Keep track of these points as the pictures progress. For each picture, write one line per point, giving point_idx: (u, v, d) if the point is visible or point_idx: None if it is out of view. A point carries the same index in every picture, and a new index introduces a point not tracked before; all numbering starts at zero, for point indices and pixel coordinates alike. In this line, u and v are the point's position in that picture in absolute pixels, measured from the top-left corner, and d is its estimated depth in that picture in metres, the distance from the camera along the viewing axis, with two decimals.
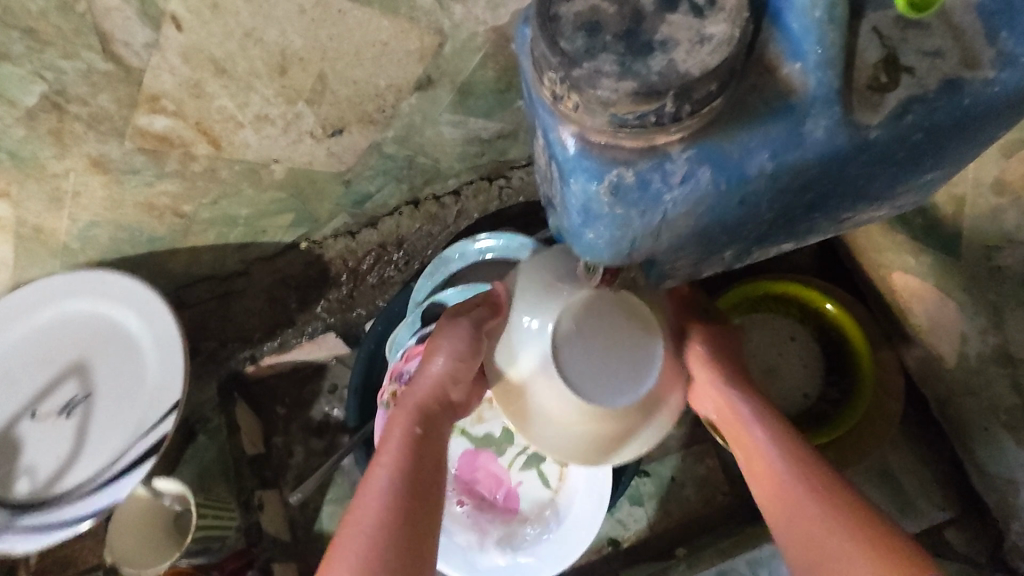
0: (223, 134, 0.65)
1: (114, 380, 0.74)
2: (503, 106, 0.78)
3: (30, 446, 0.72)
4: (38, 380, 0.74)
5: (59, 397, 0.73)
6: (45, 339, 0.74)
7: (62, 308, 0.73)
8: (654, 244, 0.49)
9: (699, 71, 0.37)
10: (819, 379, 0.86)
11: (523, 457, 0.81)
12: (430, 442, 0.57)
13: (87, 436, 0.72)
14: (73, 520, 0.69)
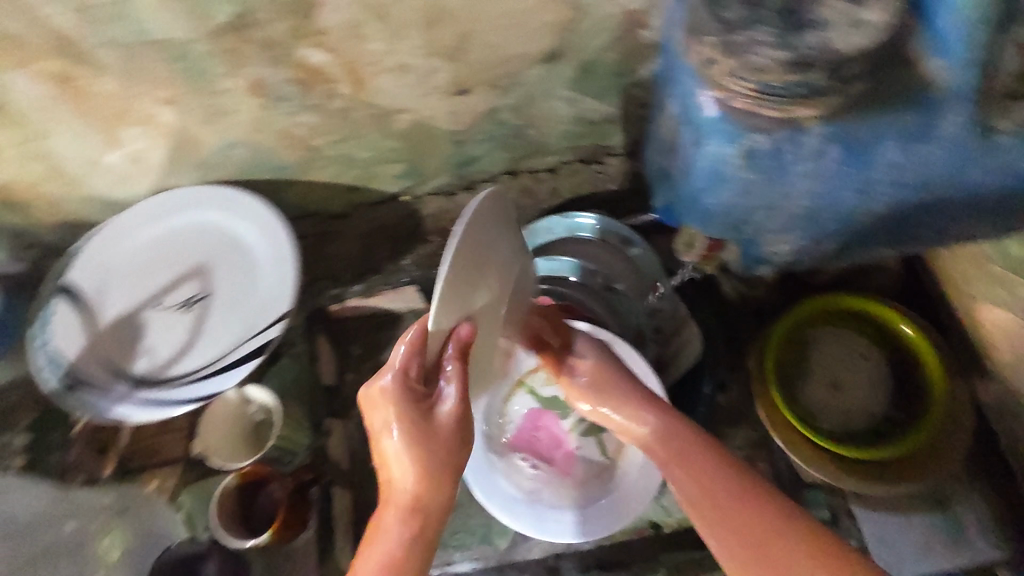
0: (366, 76, 0.72)
1: (230, 285, 0.81)
2: (617, 90, 0.82)
3: (152, 333, 0.80)
4: (168, 278, 0.82)
5: (184, 293, 0.82)
6: (179, 239, 0.83)
7: (198, 217, 0.82)
8: (766, 220, 0.53)
9: (851, 51, 0.40)
10: (887, 401, 0.85)
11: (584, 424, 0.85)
12: (419, 539, 0.55)
13: (202, 331, 0.79)
14: (182, 401, 0.76)
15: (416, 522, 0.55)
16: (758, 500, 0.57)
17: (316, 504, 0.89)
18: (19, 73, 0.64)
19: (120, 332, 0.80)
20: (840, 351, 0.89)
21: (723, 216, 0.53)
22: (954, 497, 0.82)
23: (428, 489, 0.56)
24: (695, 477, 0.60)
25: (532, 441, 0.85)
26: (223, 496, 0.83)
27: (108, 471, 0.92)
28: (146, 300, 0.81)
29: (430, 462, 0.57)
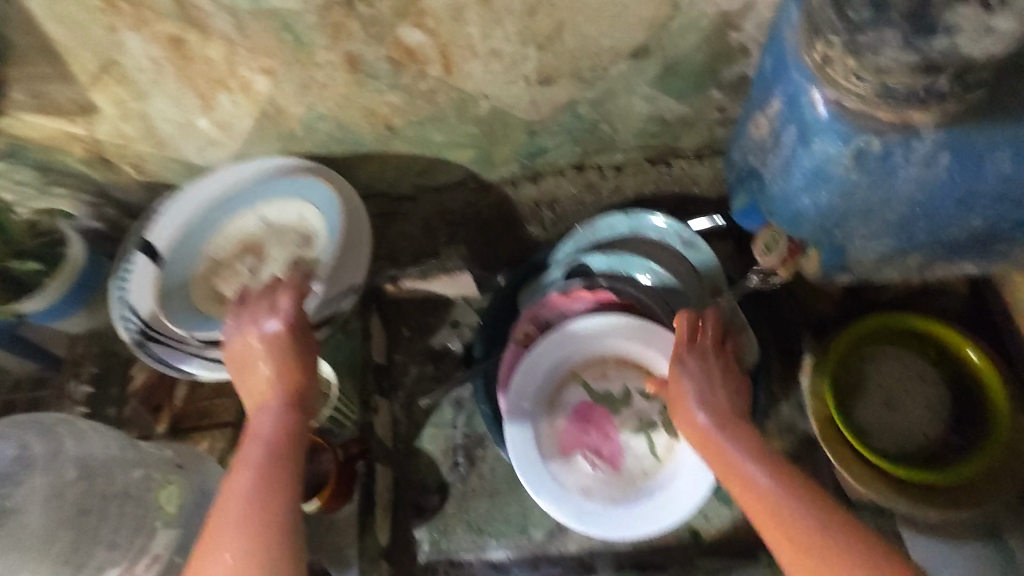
0: (458, 59, 0.73)
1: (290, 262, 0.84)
2: (696, 92, 0.82)
3: (207, 287, 0.85)
4: (223, 235, 0.87)
5: (238, 256, 0.86)
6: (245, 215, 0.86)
7: (261, 188, 0.85)
8: (859, 226, 0.53)
9: (982, 56, 0.40)
10: (943, 425, 0.85)
11: (637, 422, 0.85)
12: (284, 437, 0.63)
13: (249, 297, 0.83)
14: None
15: (295, 412, 0.65)
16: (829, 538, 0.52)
17: (361, 477, 0.91)
18: (135, 33, 0.67)
19: (173, 279, 0.84)
20: (898, 372, 0.88)
21: (816, 219, 0.53)
22: (1006, 528, 0.81)
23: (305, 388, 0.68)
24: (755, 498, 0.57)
25: (580, 435, 0.85)
26: None
27: (161, 428, 0.96)
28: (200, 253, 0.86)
29: (300, 370, 0.68)
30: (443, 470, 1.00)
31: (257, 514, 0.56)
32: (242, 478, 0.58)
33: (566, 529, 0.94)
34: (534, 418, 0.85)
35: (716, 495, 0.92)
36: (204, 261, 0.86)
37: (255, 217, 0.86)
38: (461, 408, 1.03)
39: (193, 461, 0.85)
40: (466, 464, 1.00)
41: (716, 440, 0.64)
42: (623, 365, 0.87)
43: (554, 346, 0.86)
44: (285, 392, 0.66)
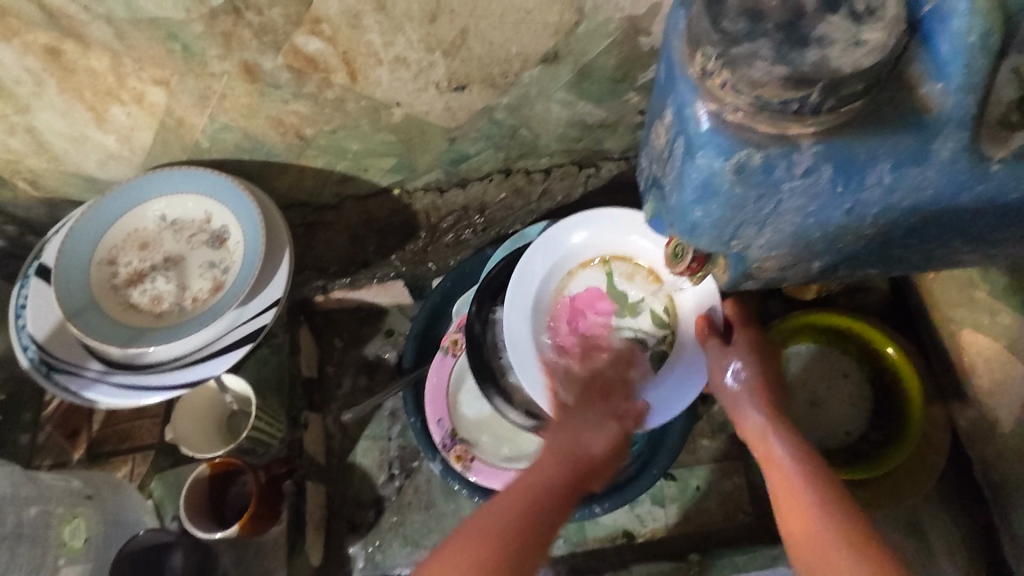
0: (363, 68, 0.71)
1: (202, 275, 0.81)
2: (614, 96, 0.82)
3: (105, 293, 0.79)
4: (116, 235, 0.81)
5: (137, 257, 0.81)
6: (150, 229, 0.82)
7: (164, 187, 0.80)
8: (754, 236, 0.52)
9: (851, 69, 0.39)
10: (864, 420, 0.86)
11: (630, 333, 0.83)
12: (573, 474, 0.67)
13: (161, 304, 0.79)
14: (169, 387, 0.75)
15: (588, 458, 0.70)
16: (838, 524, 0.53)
17: (289, 497, 0.89)
18: (6, 44, 0.63)
19: (70, 284, 0.77)
20: (822, 369, 0.89)
21: (710, 231, 0.52)
22: (928, 520, 0.82)
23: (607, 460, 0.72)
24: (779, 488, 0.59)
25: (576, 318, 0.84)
26: (195, 487, 0.82)
27: (78, 455, 0.92)
28: (94, 255, 0.80)
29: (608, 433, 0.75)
30: (378, 483, 0.97)
31: (524, 515, 0.58)
32: (500, 502, 0.59)
33: None
34: (540, 286, 0.85)
35: (649, 496, 0.92)
36: (98, 263, 0.80)
37: (153, 216, 0.82)
38: (395, 419, 1.00)
39: (108, 487, 0.82)
40: (401, 476, 0.98)
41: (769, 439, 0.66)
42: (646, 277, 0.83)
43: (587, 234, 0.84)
44: (566, 450, 0.70)
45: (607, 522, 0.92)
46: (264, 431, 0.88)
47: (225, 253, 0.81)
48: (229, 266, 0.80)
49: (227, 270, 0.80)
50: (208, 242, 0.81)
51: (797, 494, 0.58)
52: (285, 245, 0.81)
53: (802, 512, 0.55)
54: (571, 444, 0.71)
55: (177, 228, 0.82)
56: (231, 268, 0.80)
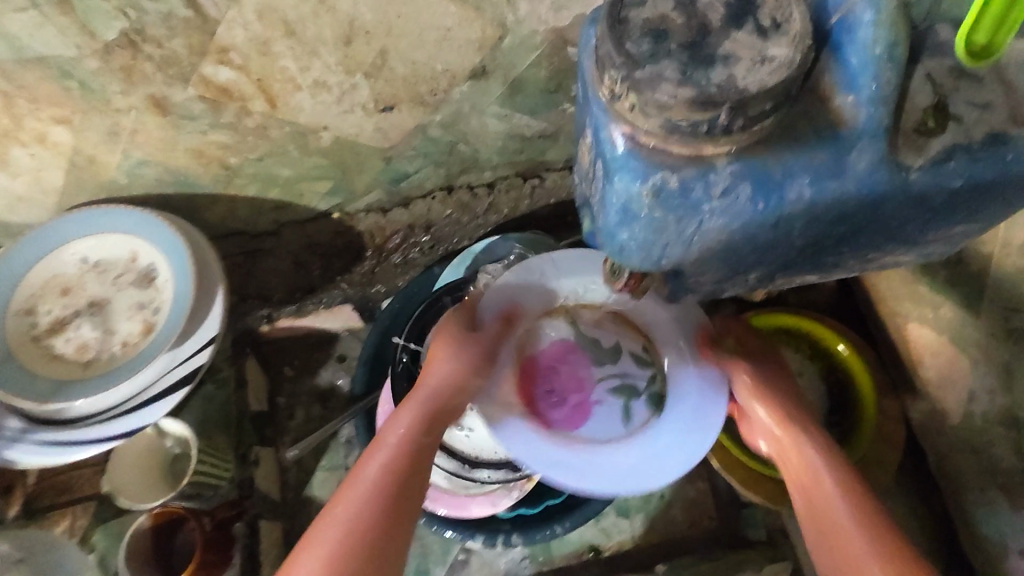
0: (281, 94, 0.68)
1: (129, 318, 0.76)
2: (550, 107, 0.80)
3: (28, 346, 0.75)
4: (34, 283, 0.76)
5: (59, 304, 0.77)
6: (70, 273, 0.77)
7: (82, 229, 0.76)
8: (683, 255, 0.50)
9: (757, 88, 0.38)
10: (822, 420, 0.85)
11: (615, 381, 0.73)
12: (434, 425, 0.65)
13: (89, 352, 0.75)
14: (101, 440, 0.71)
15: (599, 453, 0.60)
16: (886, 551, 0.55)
17: (241, 539, 0.85)
18: None
19: None
20: None
21: (639, 253, 0.50)
22: (887, 513, 0.82)
23: (450, 403, 0.67)
24: (812, 487, 0.62)
25: (546, 374, 0.73)
26: (139, 534, 0.79)
27: (14, 510, 0.86)
28: (10, 307, 0.75)
29: (466, 378, 0.68)
30: None
31: (386, 494, 0.58)
32: (365, 480, 0.58)
33: (467, 562, 0.91)
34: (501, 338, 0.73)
35: (614, 509, 0.91)
36: (16, 314, 0.76)
37: (71, 259, 0.77)
38: (352, 447, 0.97)
39: (44, 544, 0.79)
40: None
41: (790, 444, 0.66)
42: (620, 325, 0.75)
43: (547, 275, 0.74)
44: (420, 396, 0.66)
45: (573, 538, 0.91)
46: (209, 473, 0.84)
47: (153, 292, 0.76)
48: (159, 305, 0.76)
49: (157, 310, 0.76)
50: (135, 282, 0.77)
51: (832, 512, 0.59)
52: (218, 281, 0.77)
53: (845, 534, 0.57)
54: (435, 391, 0.67)
55: (100, 270, 0.77)
56: (161, 309, 0.76)
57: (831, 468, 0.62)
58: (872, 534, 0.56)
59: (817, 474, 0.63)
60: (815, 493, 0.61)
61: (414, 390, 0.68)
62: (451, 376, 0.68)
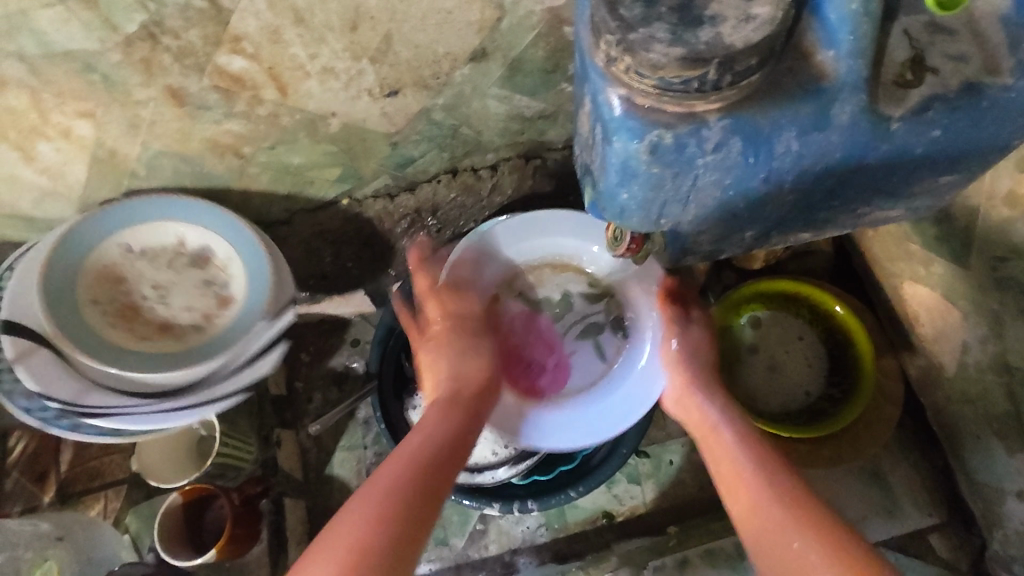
0: (291, 81, 0.71)
1: (201, 297, 0.82)
2: (547, 87, 0.83)
3: (105, 325, 0.79)
4: (93, 275, 0.80)
5: (124, 292, 0.81)
6: (122, 263, 0.81)
7: (127, 221, 0.79)
8: (681, 214, 0.54)
9: (742, 45, 0.41)
10: (822, 379, 0.88)
11: (580, 328, 0.84)
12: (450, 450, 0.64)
13: (174, 329, 0.81)
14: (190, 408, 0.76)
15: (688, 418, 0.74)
16: (804, 516, 0.55)
17: (268, 515, 0.92)
18: None
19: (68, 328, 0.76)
20: (778, 334, 0.91)
21: (639, 212, 0.53)
22: (888, 469, 0.85)
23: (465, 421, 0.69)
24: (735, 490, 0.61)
25: (517, 351, 0.83)
26: (172, 509, 0.83)
27: (48, 497, 0.89)
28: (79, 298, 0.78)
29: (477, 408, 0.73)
30: (357, 492, 0.98)
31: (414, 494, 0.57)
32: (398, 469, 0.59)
33: (485, 532, 0.94)
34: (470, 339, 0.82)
35: (625, 476, 0.94)
36: (86, 305, 0.79)
37: (119, 250, 0.80)
38: (369, 426, 1.00)
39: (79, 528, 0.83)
40: None
41: (694, 396, 0.74)
42: (556, 273, 0.85)
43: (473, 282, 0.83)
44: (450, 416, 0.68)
45: (586, 505, 0.94)
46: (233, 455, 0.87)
47: (214, 269, 0.82)
48: (227, 282, 0.82)
49: (227, 285, 0.82)
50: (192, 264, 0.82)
51: (746, 481, 0.61)
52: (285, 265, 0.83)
53: (755, 506, 0.59)
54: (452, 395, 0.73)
55: (154, 255, 0.82)
56: (229, 282, 0.82)
57: (747, 444, 0.65)
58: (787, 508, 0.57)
59: (724, 458, 0.65)
60: (731, 475, 0.63)
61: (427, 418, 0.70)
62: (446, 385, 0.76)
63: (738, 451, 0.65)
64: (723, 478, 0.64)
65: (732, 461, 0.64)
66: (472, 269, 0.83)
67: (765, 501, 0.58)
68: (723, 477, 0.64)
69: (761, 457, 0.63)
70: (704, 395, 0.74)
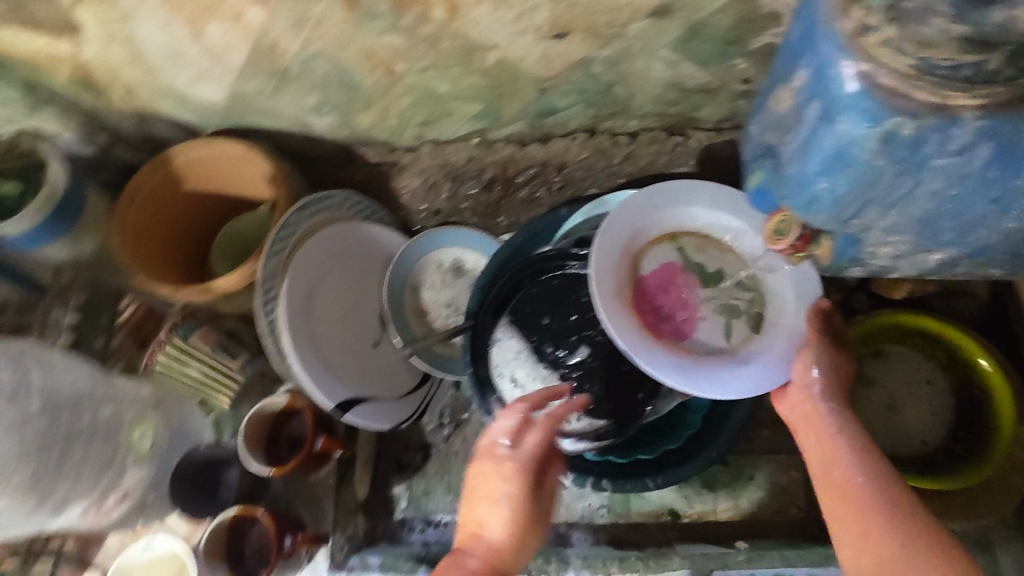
0: (463, 4, 0.68)
1: (400, 297, 0.95)
2: (720, 59, 0.77)
3: (301, 280, 0.84)
4: (319, 240, 0.87)
5: (330, 261, 0.88)
6: (343, 248, 0.90)
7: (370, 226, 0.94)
8: (876, 217, 0.49)
9: None
10: (944, 431, 0.81)
11: (721, 303, 0.78)
12: None
13: (348, 316, 0.90)
14: (352, 380, 0.87)
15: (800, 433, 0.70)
16: (934, 556, 0.56)
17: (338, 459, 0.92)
18: None
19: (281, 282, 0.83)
20: (905, 373, 0.84)
21: (830, 208, 0.48)
22: (998, 542, 0.78)
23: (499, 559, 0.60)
24: (843, 498, 0.62)
25: (660, 291, 0.76)
26: (258, 417, 0.84)
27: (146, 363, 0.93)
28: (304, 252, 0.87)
29: (519, 554, 0.61)
30: (427, 429, 0.95)
31: None
32: None
33: None
34: (616, 262, 0.75)
35: (699, 478, 0.90)
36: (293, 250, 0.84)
37: (348, 235, 0.91)
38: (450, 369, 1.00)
39: (166, 410, 0.82)
40: (450, 426, 0.95)
41: (818, 410, 0.69)
42: (720, 249, 0.79)
43: (653, 216, 0.78)
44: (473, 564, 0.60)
45: (654, 497, 0.90)
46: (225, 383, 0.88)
47: (425, 278, 0.97)
48: (430, 299, 0.97)
49: (429, 301, 0.97)
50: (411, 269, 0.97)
51: (867, 514, 0.60)
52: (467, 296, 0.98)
53: (878, 542, 0.58)
54: (540, 503, 0.64)
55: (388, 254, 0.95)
56: (438, 299, 0.97)
57: (872, 470, 0.63)
58: (912, 543, 0.57)
59: (845, 486, 0.63)
60: (852, 509, 0.61)
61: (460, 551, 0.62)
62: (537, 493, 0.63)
63: (863, 480, 0.63)
64: (842, 506, 0.62)
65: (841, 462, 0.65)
66: (646, 203, 0.77)
67: (887, 538, 0.58)
68: (825, 476, 0.65)
69: (886, 489, 0.61)
70: (829, 409, 0.68)
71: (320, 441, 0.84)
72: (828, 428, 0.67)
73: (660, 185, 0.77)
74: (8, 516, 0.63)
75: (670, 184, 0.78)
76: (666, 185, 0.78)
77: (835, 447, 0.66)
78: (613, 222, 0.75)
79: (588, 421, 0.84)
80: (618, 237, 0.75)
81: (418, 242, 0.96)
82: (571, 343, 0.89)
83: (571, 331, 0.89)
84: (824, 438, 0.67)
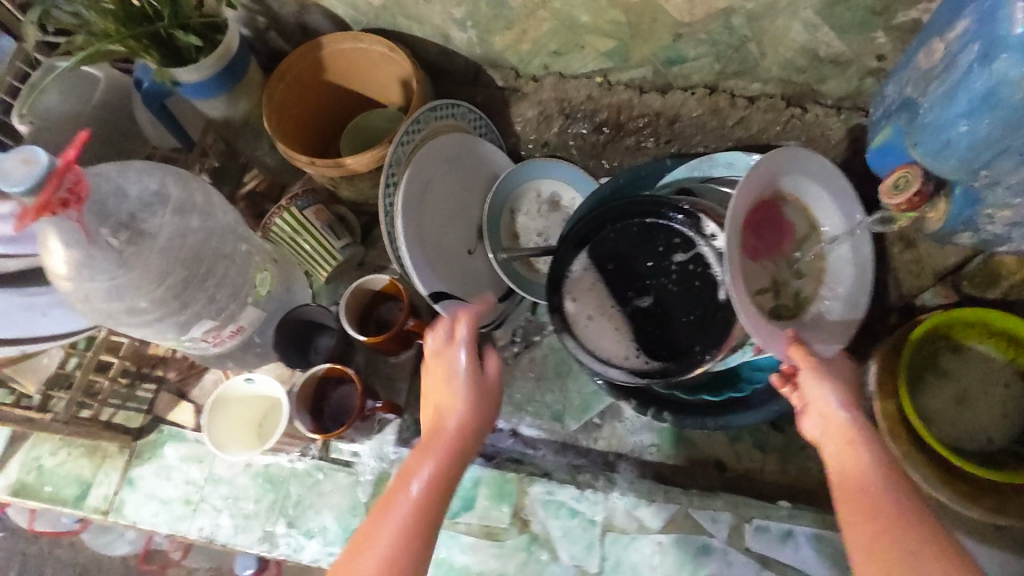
0: None
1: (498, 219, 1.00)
2: (861, 30, 0.79)
3: (421, 176, 0.91)
4: (442, 145, 0.93)
5: (446, 167, 0.95)
6: (459, 159, 0.97)
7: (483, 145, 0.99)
8: (1009, 170, 0.54)
9: None
10: (1012, 434, 0.82)
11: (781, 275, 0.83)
12: (437, 477, 0.63)
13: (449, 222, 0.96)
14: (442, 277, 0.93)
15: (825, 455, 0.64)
16: None
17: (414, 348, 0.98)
18: None
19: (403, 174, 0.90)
20: (982, 371, 0.84)
21: (968, 149, 0.53)
22: None
23: (466, 441, 0.67)
24: (867, 515, 0.56)
25: (763, 225, 0.80)
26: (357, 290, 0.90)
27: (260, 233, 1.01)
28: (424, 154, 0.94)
29: (478, 415, 0.68)
30: (499, 343, 1.01)
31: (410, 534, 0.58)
32: (405, 479, 0.62)
33: (599, 426, 0.95)
34: (768, 178, 0.77)
35: (752, 439, 0.93)
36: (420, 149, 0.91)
37: (466, 147, 0.97)
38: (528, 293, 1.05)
39: (280, 269, 0.90)
40: (521, 344, 1.00)
41: (850, 437, 0.63)
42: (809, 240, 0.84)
43: (791, 176, 0.80)
44: (439, 439, 0.66)
45: (705, 447, 0.93)
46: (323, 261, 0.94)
47: (523, 206, 1.02)
48: (524, 226, 1.02)
49: (523, 228, 1.02)
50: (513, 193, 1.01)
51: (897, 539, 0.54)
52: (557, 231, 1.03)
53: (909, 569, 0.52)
54: (486, 380, 0.71)
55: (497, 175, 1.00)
56: (531, 227, 1.02)
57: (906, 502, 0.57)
58: None
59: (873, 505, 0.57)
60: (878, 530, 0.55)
61: (427, 434, 0.67)
62: (474, 372, 0.70)
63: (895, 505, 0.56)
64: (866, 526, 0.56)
65: (858, 470, 0.61)
66: (801, 164, 0.80)
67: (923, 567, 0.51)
68: (840, 480, 0.61)
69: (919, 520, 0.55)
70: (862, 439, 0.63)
71: (409, 323, 0.88)
72: (861, 455, 0.62)
73: (813, 161, 0.81)
74: (154, 311, 0.74)
75: (816, 165, 0.81)
76: (813, 161, 0.81)
77: (864, 472, 0.60)
78: (785, 154, 0.77)
79: (645, 361, 0.87)
80: (780, 167, 0.78)
81: (525, 169, 1.01)
82: (642, 289, 0.90)
83: (644, 276, 0.90)
84: (852, 461, 0.62)
